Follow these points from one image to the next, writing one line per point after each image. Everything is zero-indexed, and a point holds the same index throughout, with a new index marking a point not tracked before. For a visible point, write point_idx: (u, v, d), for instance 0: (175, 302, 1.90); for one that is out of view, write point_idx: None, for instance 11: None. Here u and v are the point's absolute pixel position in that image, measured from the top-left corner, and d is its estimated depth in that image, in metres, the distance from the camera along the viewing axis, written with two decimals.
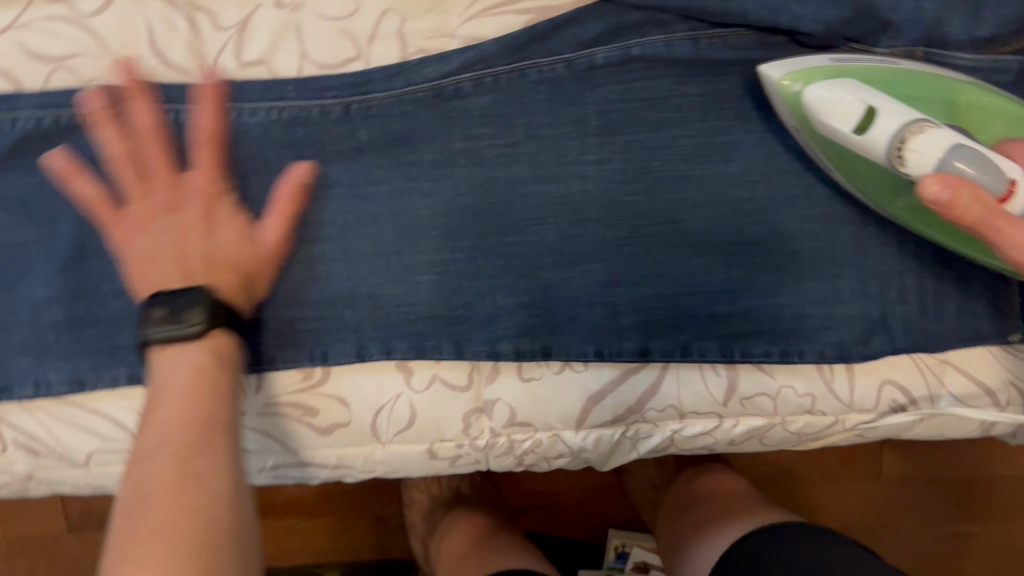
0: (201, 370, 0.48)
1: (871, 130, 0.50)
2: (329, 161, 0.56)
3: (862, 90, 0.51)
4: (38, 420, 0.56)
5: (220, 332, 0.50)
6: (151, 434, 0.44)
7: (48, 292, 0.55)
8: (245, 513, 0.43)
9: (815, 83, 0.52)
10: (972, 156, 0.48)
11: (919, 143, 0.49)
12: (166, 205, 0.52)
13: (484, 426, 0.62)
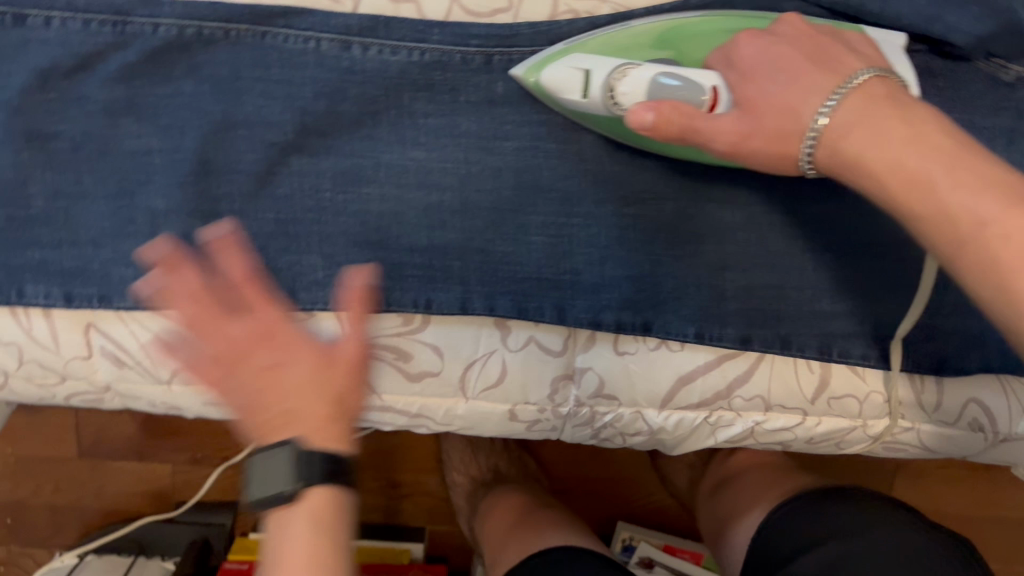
0: (314, 538, 0.43)
1: (592, 88, 0.52)
2: (459, 111, 0.56)
3: (575, 58, 0.53)
4: (129, 330, 0.58)
5: (322, 486, 0.44)
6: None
7: (166, 204, 0.56)
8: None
9: (545, 66, 0.54)
10: (679, 79, 0.50)
11: (627, 85, 0.51)
12: (273, 360, 0.44)
13: (570, 394, 0.62)
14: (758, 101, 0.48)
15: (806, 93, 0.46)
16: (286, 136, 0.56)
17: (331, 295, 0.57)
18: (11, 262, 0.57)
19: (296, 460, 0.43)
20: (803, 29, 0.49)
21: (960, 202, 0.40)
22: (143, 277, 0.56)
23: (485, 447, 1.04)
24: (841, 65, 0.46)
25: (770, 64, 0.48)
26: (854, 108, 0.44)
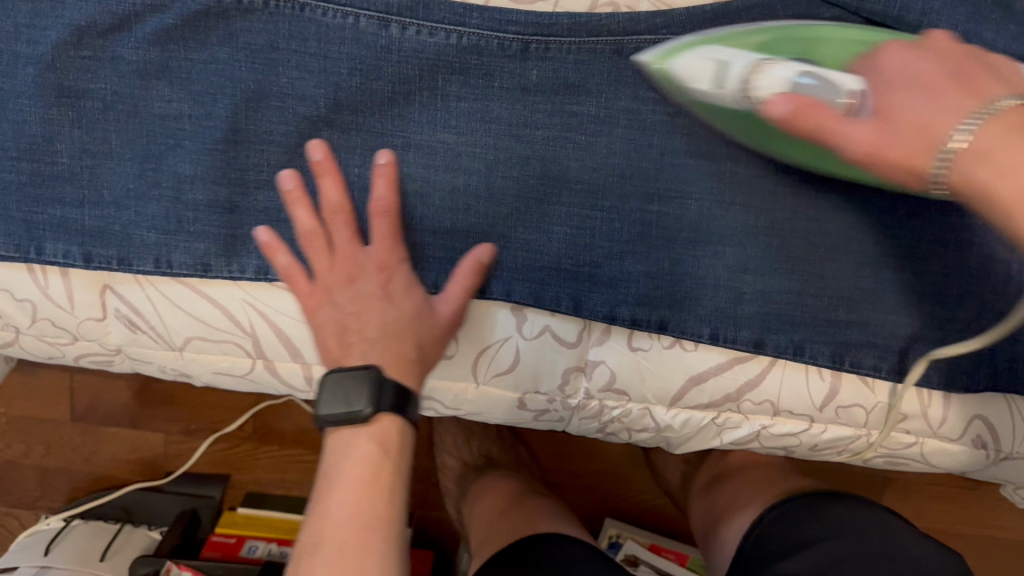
0: (376, 458, 0.51)
1: (727, 80, 0.49)
2: (490, 97, 0.56)
3: (712, 50, 0.50)
4: (146, 294, 0.58)
5: (384, 415, 0.53)
6: (352, 541, 0.47)
7: (192, 169, 0.56)
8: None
9: (680, 56, 0.52)
10: (819, 78, 0.47)
11: (764, 80, 0.48)
12: (382, 292, 0.56)
13: (580, 385, 0.62)
14: (893, 111, 0.46)
15: (945, 110, 0.44)
16: (319, 111, 0.56)
17: None
18: (32, 218, 0.57)
19: (387, 402, 0.52)
20: (954, 48, 0.48)
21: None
22: (165, 242, 0.57)
23: (478, 432, 1.05)
24: (987, 93, 0.44)
25: (914, 83, 0.46)
26: (996, 135, 0.42)
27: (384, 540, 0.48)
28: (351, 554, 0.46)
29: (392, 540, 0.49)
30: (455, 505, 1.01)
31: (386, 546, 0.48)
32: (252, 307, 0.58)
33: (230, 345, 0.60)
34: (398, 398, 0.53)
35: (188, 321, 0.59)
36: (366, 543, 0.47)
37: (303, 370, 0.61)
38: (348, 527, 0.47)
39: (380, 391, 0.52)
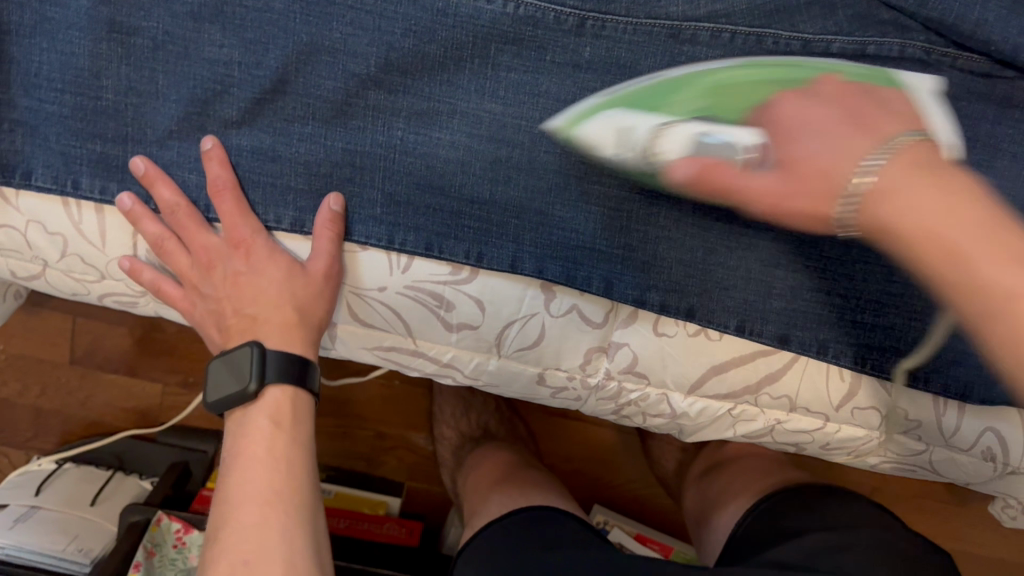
0: (271, 434, 0.55)
1: (631, 141, 0.50)
2: (540, 71, 0.56)
3: (617, 114, 0.51)
4: None
5: (277, 387, 0.57)
6: (255, 515, 0.52)
7: (239, 116, 0.56)
8: (322, 556, 0.53)
9: (586, 121, 0.53)
10: (715, 135, 0.48)
11: (667, 138, 0.49)
12: (246, 268, 0.57)
13: (601, 365, 0.62)
14: (798, 160, 0.46)
15: (843, 153, 0.45)
16: (368, 70, 0.56)
17: (386, 233, 0.58)
18: (70, 150, 0.57)
19: (274, 376, 0.56)
20: (840, 89, 0.49)
21: (970, 247, 0.39)
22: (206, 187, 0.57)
23: (476, 404, 1.06)
24: (882, 129, 0.46)
25: (815, 124, 0.47)
26: (897, 171, 0.43)
27: (291, 508, 0.53)
28: (255, 530, 0.51)
29: (297, 507, 0.54)
30: (450, 473, 1.02)
31: (293, 516, 0.53)
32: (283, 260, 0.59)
33: None
34: (287, 367, 0.56)
35: None
36: (268, 520, 0.52)
37: (328, 328, 0.63)
38: (251, 505, 0.52)
39: (263, 368, 0.56)
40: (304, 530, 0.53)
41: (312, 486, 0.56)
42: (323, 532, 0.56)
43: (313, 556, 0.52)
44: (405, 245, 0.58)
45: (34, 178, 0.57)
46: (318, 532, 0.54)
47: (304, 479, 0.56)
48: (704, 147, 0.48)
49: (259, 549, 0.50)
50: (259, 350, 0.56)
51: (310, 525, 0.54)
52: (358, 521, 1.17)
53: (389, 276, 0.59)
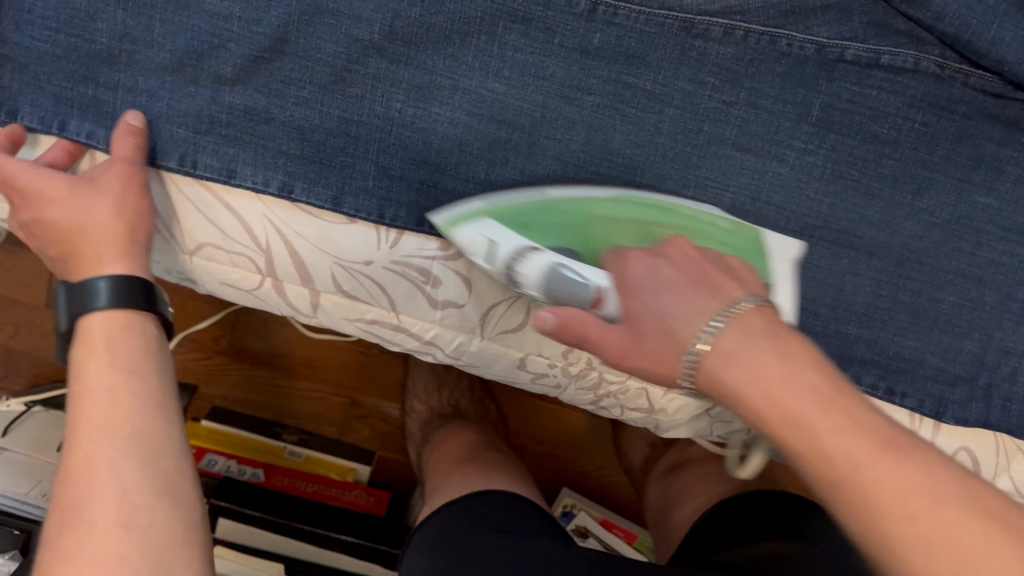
0: (97, 365, 0.50)
1: (496, 259, 0.53)
2: (546, 55, 0.55)
3: (489, 227, 0.53)
4: (167, 190, 0.57)
5: (97, 314, 0.51)
6: (79, 459, 0.46)
7: (233, 72, 0.55)
8: (174, 491, 0.47)
9: (455, 224, 0.53)
10: (573, 270, 0.52)
11: (524, 267, 0.52)
12: (34, 204, 0.53)
13: (584, 355, 0.61)
14: (640, 318, 0.48)
15: (686, 316, 0.46)
16: (371, 36, 0.54)
17: (376, 207, 0.57)
18: (63, 92, 0.55)
19: (84, 307, 0.51)
20: (696, 255, 0.49)
21: (842, 444, 0.39)
22: (193, 141, 0.55)
23: (449, 381, 1.03)
24: (728, 292, 0.46)
25: (662, 285, 0.48)
26: (734, 337, 0.44)
27: (124, 443, 0.47)
28: (79, 477, 0.46)
29: (134, 439, 0.48)
30: (416, 449, 1.01)
31: (128, 452, 0.47)
32: (272, 224, 0.58)
33: (242, 258, 0.59)
34: (104, 290, 0.51)
35: (199, 221, 0.58)
36: (98, 461, 0.46)
37: (311, 296, 0.61)
38: (82, 448, 0.47)
39: (73, 300, 0.52)
40: (143, 464, 0.47)
41: (163, 416, 0.50)
42: (188, 462, 0.50)
43: (156, 490, 0.46)
44: (396, 221, 0.57)
45: (19, 117, 0.55)
46: (174, 465, 0.49)
47: (150, 410, 0.49)
48: (556, 282, 0.52)
49: (87, 492, 0.45)
50: (65, 289, 0.53)
51: (160, 458, 0.48)
52: (326, 488, 1.18)
53: (376, 251, 0.58)
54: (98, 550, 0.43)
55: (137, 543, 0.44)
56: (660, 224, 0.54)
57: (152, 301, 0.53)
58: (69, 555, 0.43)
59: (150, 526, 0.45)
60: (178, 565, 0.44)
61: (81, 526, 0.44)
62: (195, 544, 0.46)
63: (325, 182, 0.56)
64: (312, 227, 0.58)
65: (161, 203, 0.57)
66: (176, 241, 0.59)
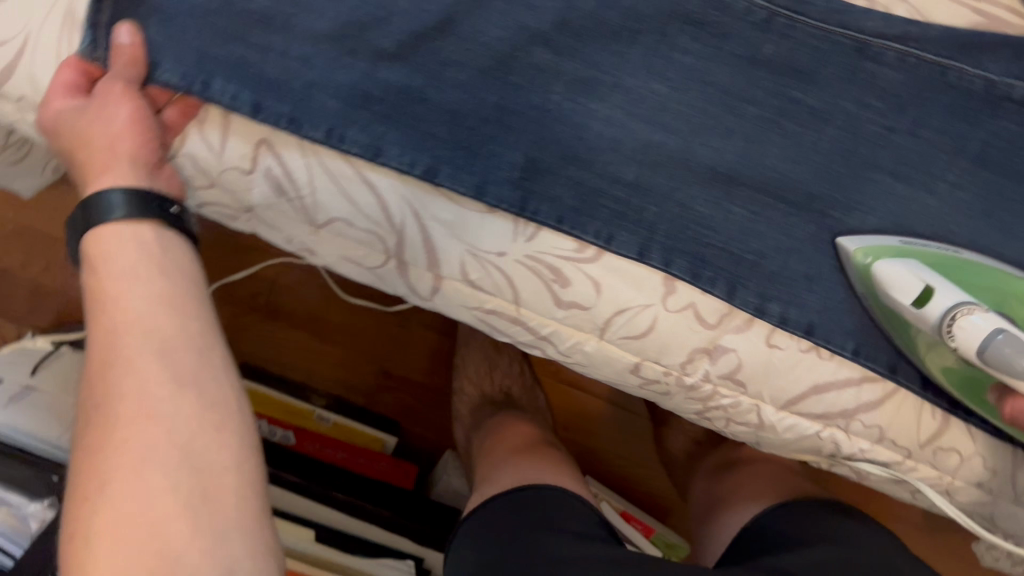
0: (102, 273, 0.51)
1: (929, 307, 0.52)
2: (714, 61, 0.54)
3: (919, 268, 0.53)
4: (305, 162, 0.55)
5: (108, 224, 0.52)
6: (98, 361, 0.49)
7: (393, 46, 0.54)
8: (191, 387, 0.50)
9: (884, 260, 0.54)
10: (1014, 336, 0.50)
11: (964, 324, 0.51)
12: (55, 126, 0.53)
13: (701, 367, 0.60)
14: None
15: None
16: (543, 24, 0.54)
17: (518, 199, 0.55)
18: (209, 51, 0.54)
19: (92, 219, 0.52)
20: None
21: None
22: (344, 115, 0.54)
23: (501, 365, 1.03)
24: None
25: None
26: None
27: (141, 343, 0.49)
28: (99, 380, 0.49)
29: (146, 340, 0.50)
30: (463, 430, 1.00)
31: (145, 349, 0.49)
32: (409, 206, 0.56)
33: (371, 236, 0.58)
34: (117, 199, 0.52)
35: (332, 195, 0.56)
36: (112, 365, 0.49)
37: (433, 281, 0.59)
38: (98, 354, 0.49)
39: (84, 215, 0.52)
40: (161, 360, 0.49)
41: (180, 310, 0.52)
42: (213, 350, 0.53)
43: (178, 382, 0.49)
44: (537, 214, 0.55)
45: (160, 72, 0.54)
46: (197, 357, 0.51)
47: (166, 308, 0.51)
48: (994, 351, 0.50)
49: (111, 391, 0.48)
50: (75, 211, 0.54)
51: (180, 353, 0.51)
52: (354, 456, 1.16)
53: (511, 243, 0.57)
54: (126, 441, 0.46)
55: (167, 434, 0.47)
56: (1016, 288, 0.54)
57: (163, 208, 0.54)
58: (94, 450, 0.46)
59: (175, 416, 0.48)
60: (209, 448, 0.48)
61: (101, 425, 0.47)
62: (227, 428, 0.50)
63: (470, 169, 0.55)
64: (449, 212, 0.56)
65: (296, 173, 0.56)
66: (292, 207, 0.57)
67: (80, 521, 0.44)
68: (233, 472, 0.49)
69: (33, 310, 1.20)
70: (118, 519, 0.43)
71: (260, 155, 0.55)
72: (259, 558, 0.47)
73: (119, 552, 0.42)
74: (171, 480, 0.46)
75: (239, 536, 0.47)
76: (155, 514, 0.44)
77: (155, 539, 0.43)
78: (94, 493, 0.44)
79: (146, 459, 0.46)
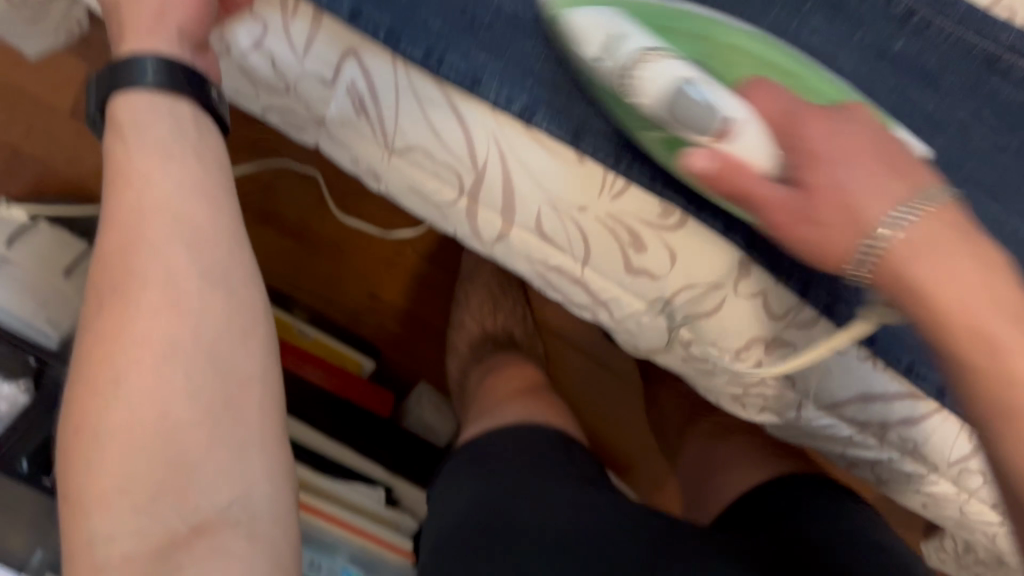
0: (127, 145, 0.48)
1: (615, 52, 0.47)
2: (840, 48, 0.52)
3: (610, 18, 0.48)
4: (396, 80, 0.51)
5: (139, 91, 0.48)
6: (118, 241, 0.47)
7: None
8: (220, 288, 0.48)
9: (579, 7, 0.49)
10: (706, 88, 0.45)
11: (652, 69, 0.46)
12: None
13: (755, 356, 0.59)
14: (819, 188, 0.43)
15: (874, 193, 0.43)
16: None
17: (613, 153, 0.53)
18: None
19: (120, 83, 0.48)
20: (874, 132, 0.45)
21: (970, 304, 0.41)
22: (447, 37, 0.50)
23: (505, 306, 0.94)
24: (919, 179, 0.44)
25: (851, 152, 0.44)
26: (925, 229, 0.42)
27: (170, 230, 0.47)
28: (120, 263, 0.46)
29: (174, 226, 0.47)
30: (459, 366, 0.93)
31: (175, 238, 0.47)
32: (496, 145, 0.53)
33: (448, 171, 0.54)
34: (150, 67, 0.48)
35: (417, 121, 0.53)
36: (132, 252, 0.46)
37: (501, 227, 0.57)
38: (118, 236, 0.47)
39: (110, 77, 0.49)
40: (189, 253, 0.47)
41: (210, 200, 0.49)
42: (244, 248, 0.50)
43: (207, 278, 0.47)
44: (630, 170, 0.53)
45: None
46: (229, 255, 0.49)
47: (200, 196, 0.48)
48: (679, 99, 0.45)
49: (133, 278, 0.46)
50: (100, 72, 0.49)
51: (211, 247, 0.48)
52: (337, 377, 1.11)
53: (595, 199, 0.54)
54: (147, 337, 0.45)
55: (190, 335, 0.46)
56: (769, 61, 0.49)
57: (199, 85, 0.50)
58: (113, 337, 0.45)
59: (201, 315, 0.46)
60: (235, 355, 0.47)
61: (120, 313, 0.45)
62: (252, 333, 0.49)
63: (569, 113, 0.52)
64: (537, 158, 0.53)
65: (382, 93, 0.52)
66: (369, 127, 0.54)
67: (89, 416, 0.43)
68: (257, 383, 0.48)
69: (8, 175, 1.11)
70: (132, 422, 0.43)
71: (347, 64, 0.51)
72: (276, 477, 0.47)
73: (132, 458, 0.42)
74: (192, 385, 0.45)
75: (259, 453, 0.46)
76: (171, 421, 0.44)
77: (168, 447, 0.43)
78: (108, 387, 0.44)
79: (169, 355, 0.45)
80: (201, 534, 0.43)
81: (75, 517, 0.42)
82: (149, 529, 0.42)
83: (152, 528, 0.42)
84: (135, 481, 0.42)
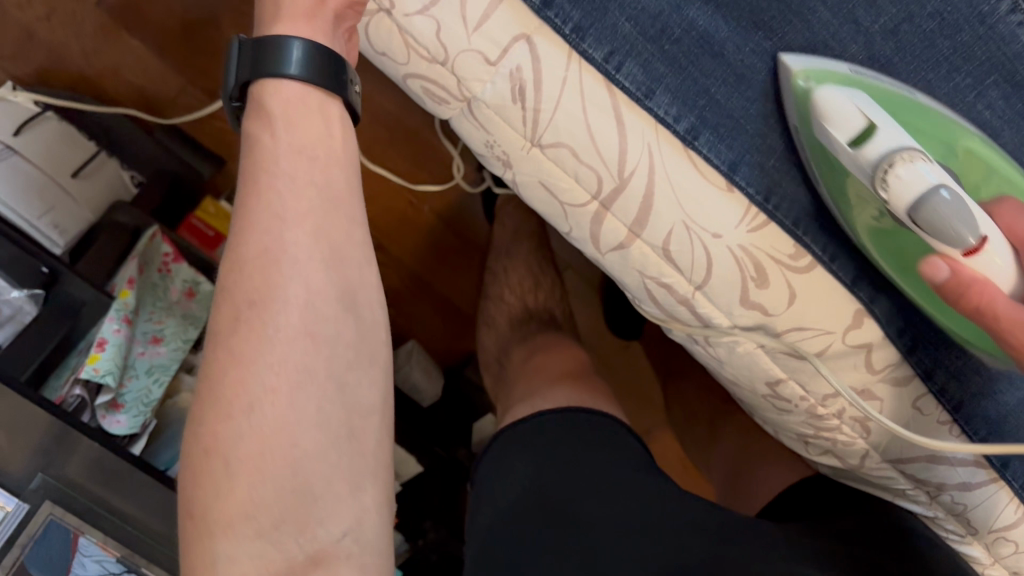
0: (275, 139, 0.45)
1: (865, 147, 0.47)
2: (1008, 126, 0.55)
3: (862, 101, 0.48)
4: (568, 71, 0.50)
5: (285, 81, 0.47)
6: (255, 250, 0.43)
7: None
8: (352, 309, 0.45)
9: (824, 84, 0.49)
10: (956, 197, 0.46)
11: (905, 172, 0.46)
12: None
13: (841, 406, 0.59)
14: None
15: None
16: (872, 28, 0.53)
17: (764, 188, 0.53)
18: None
19: (268, 70, 0.46)
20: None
21: None
22: (631, 44, 0.51)
23: (544, 284, 0.97)
24: None
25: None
26: None
27: (312, 243, 0.44)
28: (255, 273, 0.43)
29: (320, 239, 0.44)
30: (495, 340, 0.94)
31: (316, 253, 0.44)
32: (648, 157, 0.52)
33: (589, 174, 0.52)
34: (297, 55, 0.46)
35: (573, 118, 0.51)
36: (269, 264, 0.43)
37: (625, 237, 0.54)
38: (257, 241, 0.43)
39: (256, 61, 0.46)
40: (327, 270, 0.44)
41: (345, 209, 0.46)
42: (371, 263, 0.48)
43: (341, 300, 0.44)
44: (778, 210, 0.54)
45: None
46: (360, 271, 0.46)
47: (339, 208, 0.46)
48: (934, 208, 0.46)
49: (271, 291, 0.43)
50: (242, 52, 0.47)
51: (347, 263, 0.46)
52: None
53: (733, 227, 0.53)
54: (281, 361, 0.42)
55: (325, 359, 0.43)
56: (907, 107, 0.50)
57: (339, 78, 0.49)
58: (246, 358, 0.42)
59: (337, 342, 0.44)
60: (362, 382, 0.45)
61: (254, 331, 0.42)
62: (377, 358, 0.46)
63: (733, 142, 0.52)
64: (683, 174, 0.52)
65: (546, 86, 0.50)
66: (519, 116, 0.51)
67: (221, 437, 0.41)
68: (378, 413, 0.45)
69: (13, 55, 0.95)
70: (263, 448, 0.41)
71: (515, 50, 0.50)
72: (385, 508, 0.45)
73: (258, 486, 0.40)
74: (321, 414, 0.42)
75: (374, 485, 0.44)
76: (300, 449, 0.41)
77: (295, 475, 0.41)
78: (241, 412, 0.41)
79: (304, 382, 0.42)
80: (320, 564, 0.41)
81: (197, 540, 0.41)
82: (268, 555, 0.40)
83: (272, 553, 0.40)
84: (261, 507, 0.40)
